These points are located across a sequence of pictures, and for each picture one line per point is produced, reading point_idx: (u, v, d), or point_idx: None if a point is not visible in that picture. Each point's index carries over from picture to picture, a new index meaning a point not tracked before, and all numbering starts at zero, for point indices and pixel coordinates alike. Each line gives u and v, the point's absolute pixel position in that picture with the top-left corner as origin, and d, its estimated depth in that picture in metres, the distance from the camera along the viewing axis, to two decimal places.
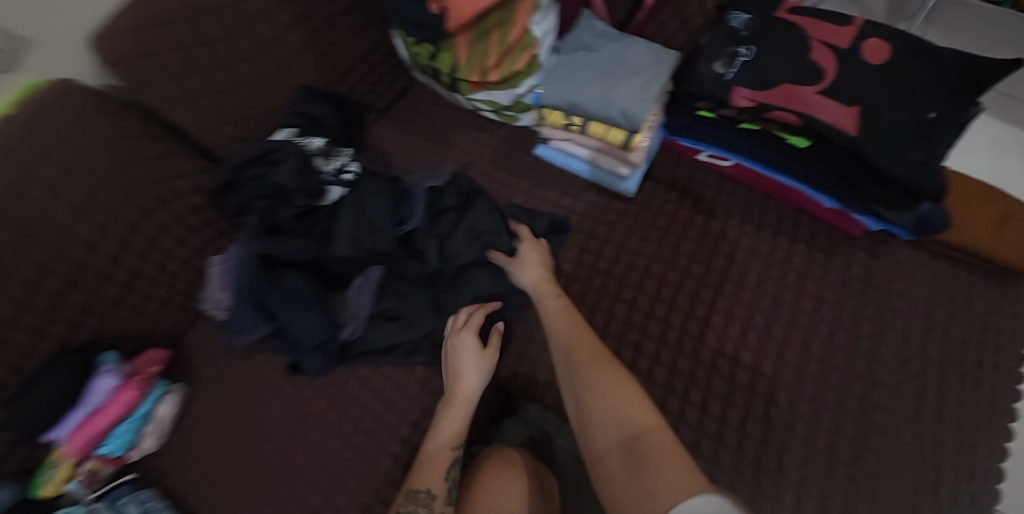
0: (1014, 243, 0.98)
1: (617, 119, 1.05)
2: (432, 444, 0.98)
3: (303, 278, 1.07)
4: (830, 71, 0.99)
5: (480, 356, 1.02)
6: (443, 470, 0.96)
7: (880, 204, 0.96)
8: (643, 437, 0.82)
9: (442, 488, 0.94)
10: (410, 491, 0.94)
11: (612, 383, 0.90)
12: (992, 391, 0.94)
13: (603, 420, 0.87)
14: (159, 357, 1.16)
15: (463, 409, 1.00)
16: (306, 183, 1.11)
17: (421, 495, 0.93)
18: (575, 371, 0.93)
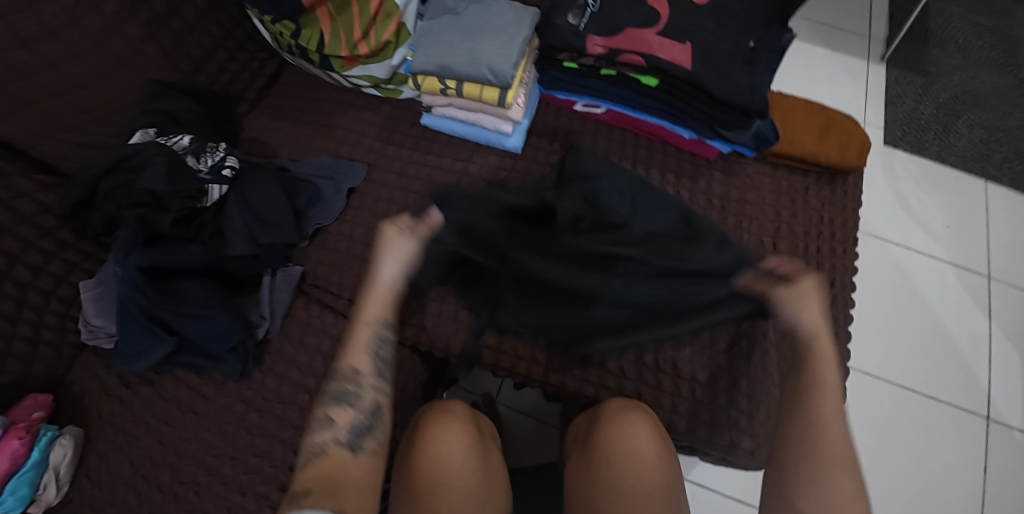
0: (827, 146, 1.17)
1: (487, 77, 1.08)
2: (360, 323, 0.99)
3: (198, 286, 1.02)
4: (664, 13, 1.06)
5: (400, 241, 1.04)
6: (367, 348, 0.98)
7: (724, 126, 1.07)
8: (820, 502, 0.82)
9: (368, 366, 0.97)
10: (338, 371, 0.96)
11: (847, 481, 0.83)
12: (832, 269, 1.11)
13: (818, 484, 0.83)
14: (43, 402, 1.07)
15: (382, 292, 1.01)
16: (179, 185, 1.01)
17: (348, 374, 0.96)
18: (819, 426, 0.87)
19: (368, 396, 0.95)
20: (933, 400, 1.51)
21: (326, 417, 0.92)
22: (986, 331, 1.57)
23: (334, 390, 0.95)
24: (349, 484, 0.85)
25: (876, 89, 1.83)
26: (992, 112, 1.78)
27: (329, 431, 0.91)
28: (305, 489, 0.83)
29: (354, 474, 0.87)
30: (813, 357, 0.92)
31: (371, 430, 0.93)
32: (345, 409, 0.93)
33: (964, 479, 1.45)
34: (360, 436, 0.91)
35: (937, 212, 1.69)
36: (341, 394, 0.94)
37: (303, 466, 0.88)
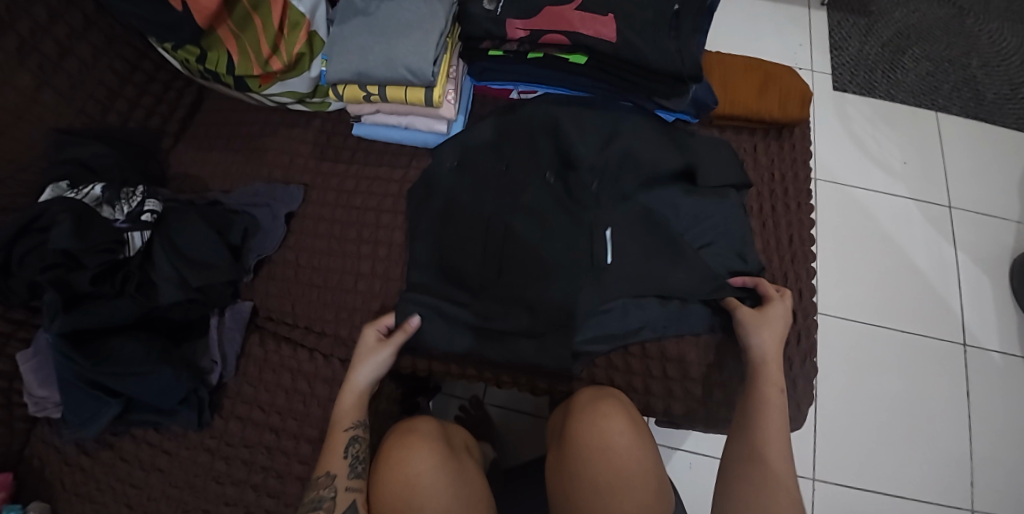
0: (774, 96, 1.13)
1: (406, 78, 1.03)
2: (352, 382, 0.96)
3: (134, 341, 0.96)
4: None
5: (373, 344, 0.98)
6: (342, 450, 0.92)
7: (660, 96, 1.05)
8: (745, 482, 0.85)
9: (344, 468, 0.91)
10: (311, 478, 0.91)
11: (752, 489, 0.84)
12: (789, 226, 1.08)
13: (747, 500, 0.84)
14: (3, 481, 1.03)
15: None
16: (91, 240, 0.93)
17: (323, 479, 0.90)
18: (757, 425, 0.89)
19: (342, 496, 0.89)
20: (913, 335, 1.50)
21: (326, 473, 0.90)
22: (954, 259, 1.57)
23: (309, 497, 0.89)
24: None
25: (819, 34, 1.80)
26: (936, 44, 1.77)
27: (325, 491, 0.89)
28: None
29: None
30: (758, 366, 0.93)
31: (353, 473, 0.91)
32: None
33: (950, 409, 1.45)
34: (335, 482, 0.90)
35: (893, 149, 1.67)
36: (317, 501, 0.89)
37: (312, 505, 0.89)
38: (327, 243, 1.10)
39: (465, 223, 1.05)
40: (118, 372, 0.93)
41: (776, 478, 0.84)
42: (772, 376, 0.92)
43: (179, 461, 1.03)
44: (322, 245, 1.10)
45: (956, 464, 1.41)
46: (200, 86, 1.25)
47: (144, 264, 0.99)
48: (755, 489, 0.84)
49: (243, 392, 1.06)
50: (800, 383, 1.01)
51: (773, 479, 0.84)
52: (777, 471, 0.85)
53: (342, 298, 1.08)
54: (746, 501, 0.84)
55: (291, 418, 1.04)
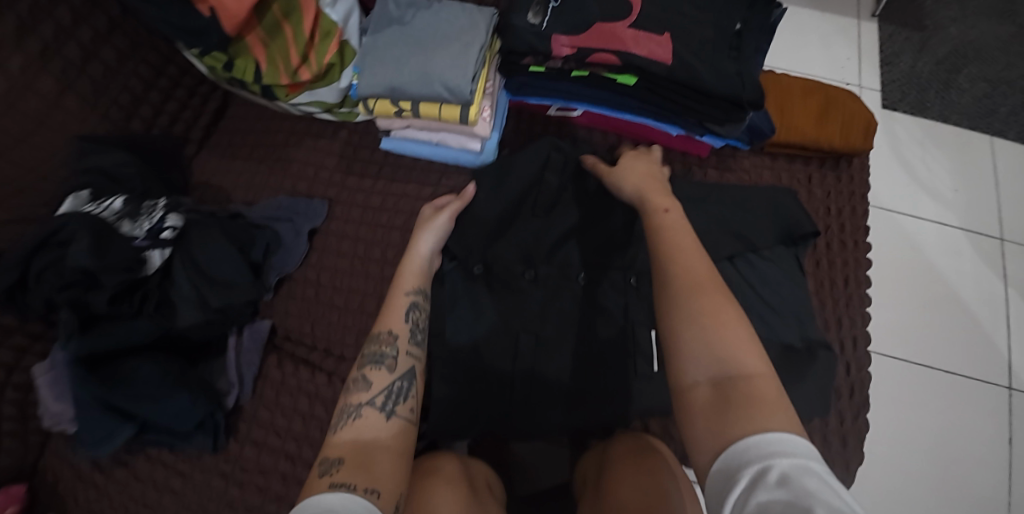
0: (834, 124, 1.08)
1: (443, 95, 0.96)
2: (413, 252, 0.96)
3: (151, 363, 0.92)
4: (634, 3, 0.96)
5: (430, 214, 1.00)
6: (404, 313, 0.90)
7: (713, 122, 0.98)
8: (690, 357, 0.73)
9: (403, 329, 0.89)
10: (372, 335, 0.88)
11: (713, 300, 0.75)
12: (845, 266, 1.04)
13: (702, 334, 0.73)
14: (16, 493, 1.02)
15: None
16: (111, 258, 0.89)
17: (384, 336, 0.87)
18: (677, 310, 0.76)
19: (402, 359, 0.86)
20: (957, 376, 1.43)
21: (388, 331, 0.88)
22: (1003, 295, 1.49)
23: (371, 353, 0.86)
24: (379, 454, 0.75)
25: (870, 51, 1.71)
26: (993, 64, 1.68)
27: (363, 393, 0.81)
28: (338, 456, 0.73)
29: (385, 439, 0.77)
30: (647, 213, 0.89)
31: (405, 393, 0.83)
32: (381, 371, 0.84)
33: (993, 456, 1.37)
34: (394, 400, 0.82)
35: (944, 175, 1.59)
36: (377, 357, 0.86)
37: (335, 429, 0.78)
38: (350, 262, 1.06)
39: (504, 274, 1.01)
40: (136, 395, 0.89)
41: (689, 296, 0.76)
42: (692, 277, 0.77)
43: (193, 485, 0.99)
44: (345, 264, 1.06)
45: None
46: (226, 91, 1.21)
47: (163, 282, 0.95)
48: (689, 293, 0.76)
49: (260, 416, 1.01)
50: (848, 437, 0.96)
51: (691, 311, 0.75)
52: (712, 300, 0.75)
53: (364, 322, 1.04)
54: (696, 325, 0.74)
55: (308, 446, 0.99)
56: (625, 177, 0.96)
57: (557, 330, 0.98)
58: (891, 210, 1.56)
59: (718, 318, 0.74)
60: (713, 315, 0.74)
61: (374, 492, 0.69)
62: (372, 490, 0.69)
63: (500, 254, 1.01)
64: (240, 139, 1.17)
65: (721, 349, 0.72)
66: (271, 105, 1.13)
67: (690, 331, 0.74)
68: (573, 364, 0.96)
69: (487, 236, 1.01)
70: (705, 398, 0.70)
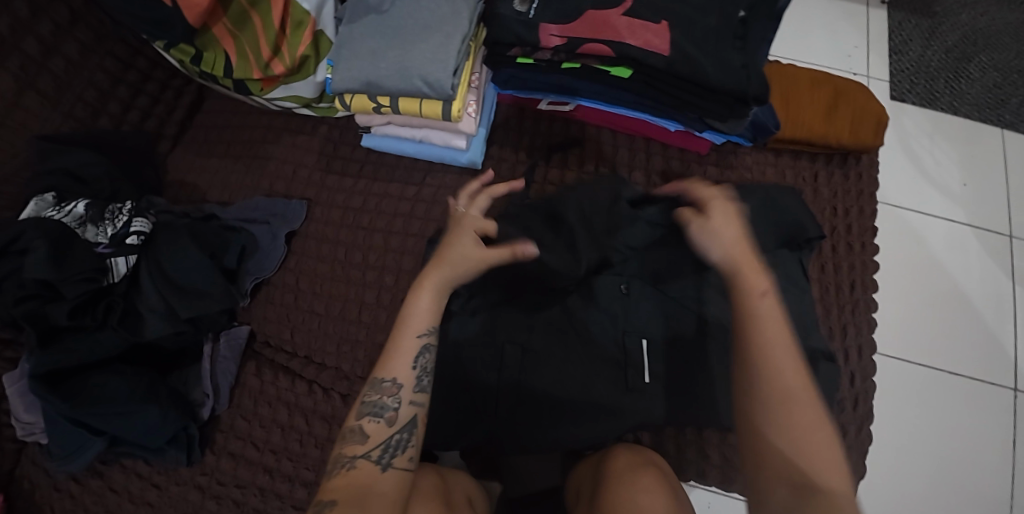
0: (843, 119, 1.02)
1: (422, 90, 0.90)
2: (425, 280, 0.81)
3: (118, 377, 0.88)
4: None
5: (470, 245, 0.84)
6: (411, 358, 0.78)
7: (715, 117, 0.91)
8: (770, 460, 0.67)
9: (411, 378, 0.78)
10: (373, 380, 0.78)
11: (813, 411, 0.68)
12: (851, 270, 0.99)
13: (786, 442, 0.67)
14: None
15: None
16: (69, 270, 0.85)
17: (388, 385, 0.77)
18: (767, 408, 0.69)
19: (405, 410, 0.77)
20: (959, 377, 1.38)
21: (392, 380, 0.77)
22: (1011, 294, 1.44)
23: (370, 401, 0.76)
24: (376, 500, 0.68)
25: (878, 36, 1.64)
26: (1006, 52, 1.60)
27: (360, 446, 0.73)
28: (333, 499, 0.68)
29: (382, 490, 0.70)
30: (740, 293, 0.75)
31: (405, 445, 0.75)
32: (380, 424, 0.75)
33: (995, 459, 1.33)
34: (391, 453, 0.74)
35: (953, 169, 1.53)
36: (377, 407, 0.76)
37: (327, 477, 0.71)
38: (330, 267, 1.01)
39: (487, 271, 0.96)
40: (102, 413, 0.85)
41: (791, 396, 0.68)
42: (790, 381, 0.69)
43: (168, 497, 0.95)
44: (325, 269, 1.01)
45: None
46: (201, 84, 1.15)
47: (130, 291, 0.91)
48: (784, 396, 0.68)
49: (236, 426, 0.97)
50: (851, 450, 0.91)
51: (789, 417, 0.68)
52: (808, 409, 0.68)
53: (345, 330, 0.99)
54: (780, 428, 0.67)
55: (286, 459, 0.95)
56: (716, 239, 0.79)
57: (545, 340, 0.94)
58: (901, 205, 1.50)
59: (810, 439, 0.66)
60: (813, 425, 0.67)
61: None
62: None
63: None
64: (216, 134, 1.11)
65: (809, 463, 0.65)
66: (249, 101, 1.09)
67: (784, 438, 0.67)
68: (562, 376, 0.92)
69: None
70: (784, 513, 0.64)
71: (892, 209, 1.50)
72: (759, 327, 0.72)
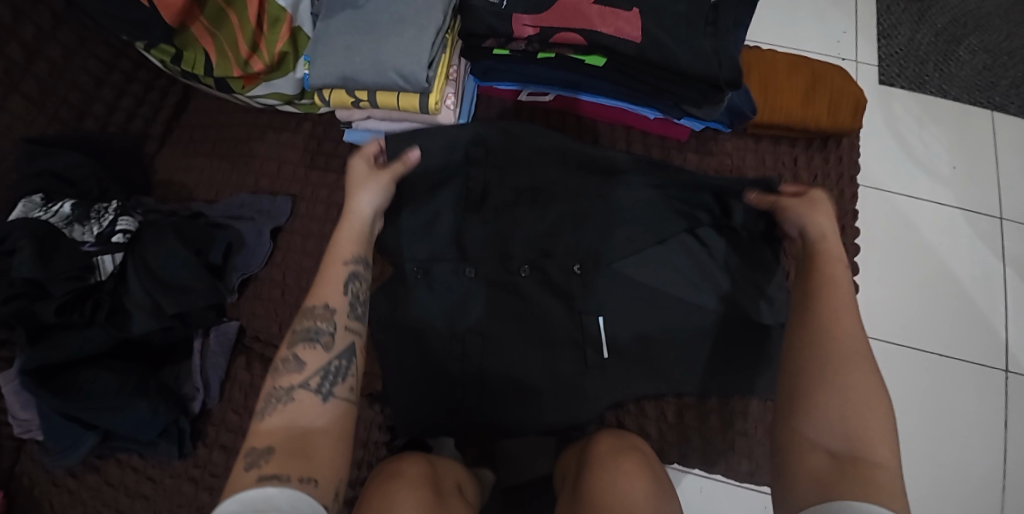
0: (821, 103, 1.02)
1: (397, 83, 0.92)
2: (352, 210, 0.84)
3: (107, 372, 0.90)
4: None
5: (366, 171, 0.87)
6: (341, 284, 0.79)
7: (690, 104, 0.92)
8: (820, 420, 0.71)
9: (344, 304, 0.79)
10: (305, 308, 0.78)
11: (867, 383, 0.72)
12: None
13: (840, 406, 0.71)
14: None
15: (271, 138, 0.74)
16: (56, 267, 0.87)
17: (319, 311, 0.77)
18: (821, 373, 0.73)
19: (340, 335, 0.77)
20: (949, 358, 1.39)
21: (324, 305, 0.78)
22: (1000, 275, 1.44)
23: (303, 328, 0.76)
24: (317, 438, 0.69)
25: (866, 19, 1.63)
26: (995, 34, 1.60)
27: (296, 375, 0.73)
28: (268, 445, 0.68)
29: (320, 425, 0.71)
30: (820, 260, 0.80)
31: (344, 373, 0.75)
32: (316, 349, 0.75)
33: (985, 439, 1.34)
34: (331, 380, 0.74)
35: (941, 152, 1.53)
36: (312, 333, 0.76)
37: (261, 416, 0.71)
38: (315, 261, 1.03)
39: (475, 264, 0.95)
40: (94, 407, 0.87)
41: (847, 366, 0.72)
42: (849, 349, 0.73)
43: (163, 489, 0.97)
44: (310, 264, 1.03)
45: (989, 495, 1.31)
46: (186, 84, 1.17)
47: (117, 287, 0.93)
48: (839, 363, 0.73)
49: (227, 419, 0.98)
50: None
51: (850, 383, 0.72)
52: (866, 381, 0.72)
53: None
54: (834, 391, 0.72)
55: None
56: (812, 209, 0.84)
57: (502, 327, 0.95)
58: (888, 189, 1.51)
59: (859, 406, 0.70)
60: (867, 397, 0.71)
61: (312, 481, 0.65)
62: (308, 477, 0.65)
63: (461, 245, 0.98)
64: (202, 133, 1.13)
65: (858, 431, 0.69)
66: (233, 99, 1.10)
67: (841, 402, 0.71)
68: (521, 364, 0.93)
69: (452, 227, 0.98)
70: (826, 470, 0.68)
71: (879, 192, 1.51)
72: (828, 297, 0.77)
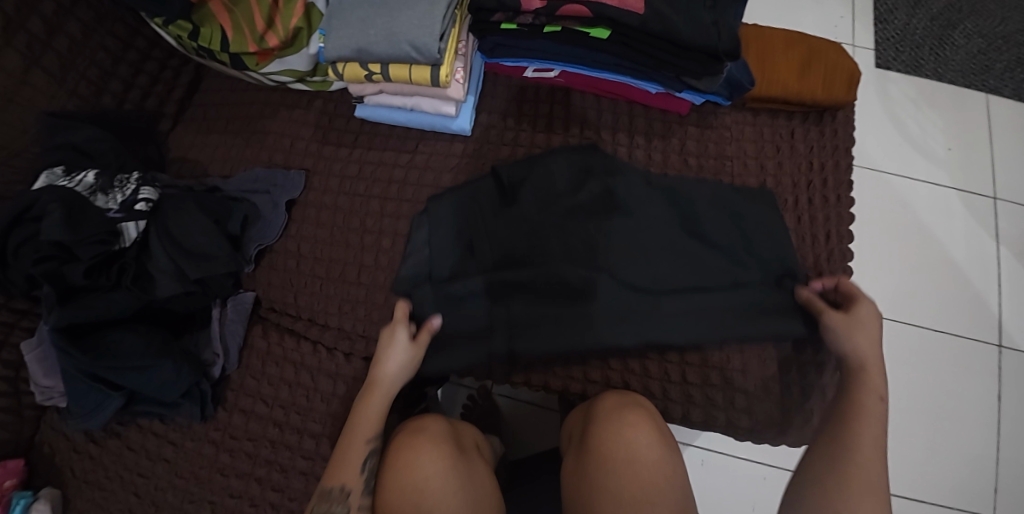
0: (817, 77, 1.05)
1: (411, 55, 0.95)
2: (376, 377, 0.93)
3: (133, 335, 0.94)
4: None
5: (405, 345, 0.95)
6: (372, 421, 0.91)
7: (690, 75, 0.96)
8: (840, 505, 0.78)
9: (359, 483, 0.87)
10: (323, 489, 0.86)
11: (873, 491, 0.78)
12: (827, 221, 1.03)
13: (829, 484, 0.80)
14: (15, 467, 1.02)
15: (381, 396, 0.92)
16: (84, 232, 0.91)
17: (335, 494, 0.85)
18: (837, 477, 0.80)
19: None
20: (942, 333, 1.43)
21: (340, 487, 0.86)
22: (995, 254, 1.48)
23: (324, 487, 0.86)
24: None
25: (863, 3, 1.66)
26: (989, 18, 1.64)
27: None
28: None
29: None
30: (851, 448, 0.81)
31: None
32: (336, 504, 0.85)
33: (977, 411, 1.38)
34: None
35: (937, 134, 1.56)
36: (330, 490, 0.86)
37: None
38: (330, 233, 1.06)
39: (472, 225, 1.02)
40: (121, 367, 0.91)
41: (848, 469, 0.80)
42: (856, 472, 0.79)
43: (184, 451, 1.01)
44: (325, 235, 1.06)
45: (979, 465, 1.35)
46: (198, 64, 1.19)
47: (141, 255, 0.97)
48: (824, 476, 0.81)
49: (245, 384, 1.02)
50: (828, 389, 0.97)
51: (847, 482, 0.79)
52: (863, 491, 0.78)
53: (346, 290, 1.03)
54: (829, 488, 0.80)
55: (295, 413, 1.00)
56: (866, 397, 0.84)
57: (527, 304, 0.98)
58: (886, 172, 1.54)
59: (867, 456, 0.80)
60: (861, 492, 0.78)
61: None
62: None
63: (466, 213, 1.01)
64: (215, 110, 1.16)
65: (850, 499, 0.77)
66: (247, 78, 1.14)
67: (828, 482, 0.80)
68: (554, 334, 0.96)
69: (461, 214, 1.03)
70: None
71: (880, 175, 1.54)
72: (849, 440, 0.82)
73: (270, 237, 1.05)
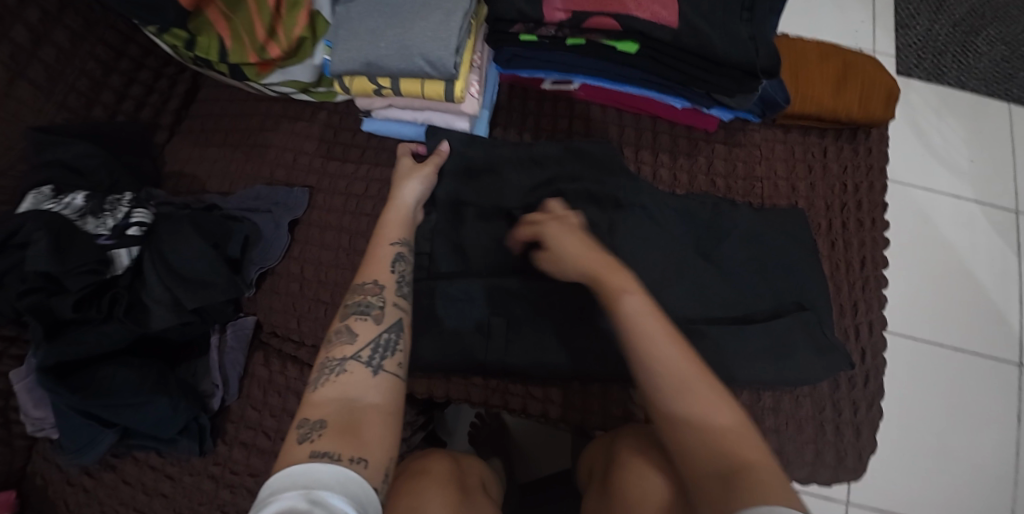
0: (851, 93, 1.00)
1: (424, 69, 0.89)
2: (396, 199, 0.90)
3: (126, 369, 0.88)
4: None
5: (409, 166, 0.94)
6: (388, 263, 0.83)
7: (722, 92, 0.89)
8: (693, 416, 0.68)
9: (391, 281, 0.82)
10: (355, 286, 0.82)
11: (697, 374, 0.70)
12: (861, 247, 0.98)
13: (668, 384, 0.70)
14: (5, 501, 0.97)
15: (398, 207, 0.89)
16: (72, 261, 0.84)
17: (369, 287, 0.81)
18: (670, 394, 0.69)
19: (390, 310, 0.79)
20: (961, 352, 1.37)
21: (374, 282, 0.81)
22: (1018, 269, 1.43)
23: (354, 302, 0.79)
24: (367, 415, 0.69)
25: (885, 7, 1.60)
26: (1013, 26, 1.58)
27: (349, 345, 0.75)
28: (320, 419, 0.68)
29: (373, 398, 0.71)
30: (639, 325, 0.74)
31: (393, 346, 0.76)
32: (367, 322, 0.77)
33: (998, 433, 1.33)
34: (381, 354, 0.75)
35: (960, 145, 1.51)
36: (362, 306, 0.79)
37: (316, 384, 0.72)
38: (334, 255, 1.00)
39: (488, 248, 0.95)
40: (113, 405, 0.85)
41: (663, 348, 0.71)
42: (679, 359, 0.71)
43: (183, 486, 0.95)
44: (329, 257, 1.00)
45: (1001, 487, 1.30)
46: (195, 72, 1.13)
47: (134, 282, 0.91)
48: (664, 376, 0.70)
49: (246, 416, 0.96)
50: (861, 425, 0.92)
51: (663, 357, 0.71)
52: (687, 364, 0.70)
53: None
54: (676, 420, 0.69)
55: None
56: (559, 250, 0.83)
57: (535, 327, 0.92)
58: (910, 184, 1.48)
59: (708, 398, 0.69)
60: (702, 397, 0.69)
61: (361, 461, 0.64)
62: (358, 458, 0.64)
63: (480, 235, 0.95)
64: (213, 121, 1.09)
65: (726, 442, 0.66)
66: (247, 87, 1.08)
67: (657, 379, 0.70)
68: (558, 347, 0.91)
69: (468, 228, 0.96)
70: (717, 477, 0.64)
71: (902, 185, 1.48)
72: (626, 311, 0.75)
73: (270, 261, 0.99)
